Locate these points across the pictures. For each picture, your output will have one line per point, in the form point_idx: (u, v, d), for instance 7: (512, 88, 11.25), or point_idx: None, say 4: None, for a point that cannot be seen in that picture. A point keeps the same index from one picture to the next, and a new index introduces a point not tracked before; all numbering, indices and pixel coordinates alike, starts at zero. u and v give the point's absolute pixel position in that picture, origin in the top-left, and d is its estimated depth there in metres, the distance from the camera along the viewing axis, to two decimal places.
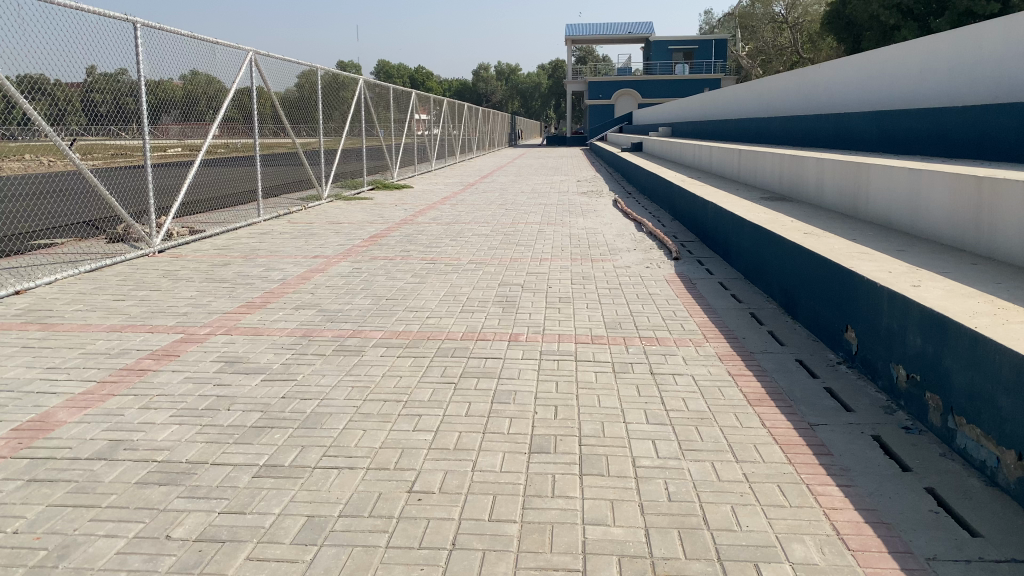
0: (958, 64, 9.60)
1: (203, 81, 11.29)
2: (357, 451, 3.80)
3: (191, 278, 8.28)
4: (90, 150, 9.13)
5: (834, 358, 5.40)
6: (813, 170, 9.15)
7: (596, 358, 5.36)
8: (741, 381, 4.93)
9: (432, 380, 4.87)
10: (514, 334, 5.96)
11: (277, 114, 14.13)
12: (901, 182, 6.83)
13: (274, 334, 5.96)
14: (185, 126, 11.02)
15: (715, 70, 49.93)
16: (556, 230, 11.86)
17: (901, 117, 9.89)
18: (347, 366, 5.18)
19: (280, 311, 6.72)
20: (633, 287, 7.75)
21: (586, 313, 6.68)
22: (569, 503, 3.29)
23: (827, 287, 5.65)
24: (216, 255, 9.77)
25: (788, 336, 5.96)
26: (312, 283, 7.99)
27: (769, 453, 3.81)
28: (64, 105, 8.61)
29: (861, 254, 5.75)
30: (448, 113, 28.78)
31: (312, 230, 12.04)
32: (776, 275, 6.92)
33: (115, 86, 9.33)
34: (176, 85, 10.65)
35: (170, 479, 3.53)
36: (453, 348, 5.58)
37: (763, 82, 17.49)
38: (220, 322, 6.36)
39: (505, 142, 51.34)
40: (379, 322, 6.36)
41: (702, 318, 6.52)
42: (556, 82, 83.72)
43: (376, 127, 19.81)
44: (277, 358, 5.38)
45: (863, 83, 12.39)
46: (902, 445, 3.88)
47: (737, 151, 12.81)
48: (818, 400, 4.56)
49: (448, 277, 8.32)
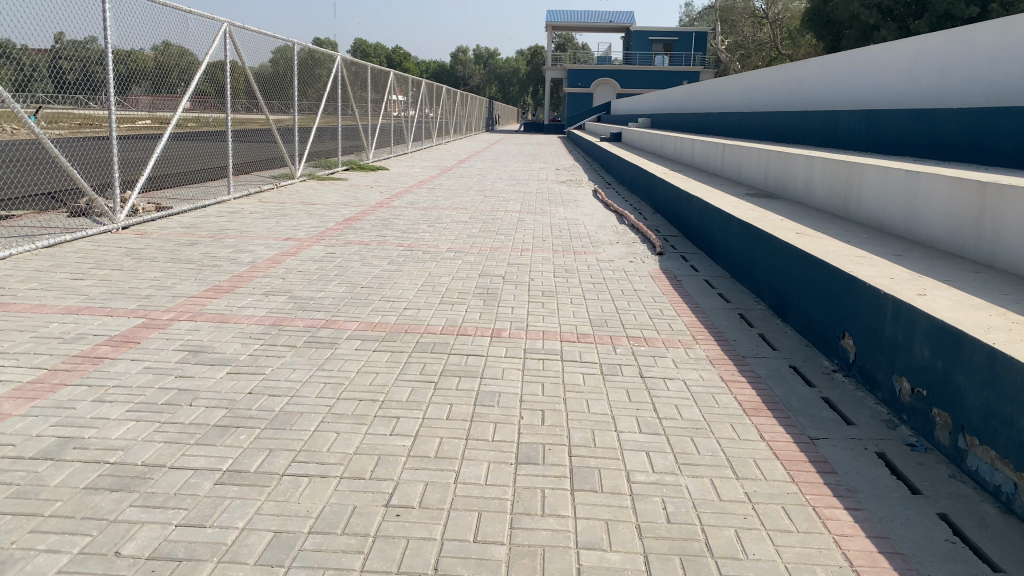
0: (951, 66, 9.45)
1: (175, 53, 10.88)
2: (329, 457, 3.51)
3: (156, 258, 7.88)
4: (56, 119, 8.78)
5: (829, 365, 5.21)
6: (802, 167, 8.97)
7: (583, 359, 5.11)
8: (735, 388, 4.70)
9: (410, 378, 4.58)
10: (495, 330, 5.70)
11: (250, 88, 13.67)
12: (897, 185, 6.65)
13: (241, 322, 5.63)
14: (156, 98, 10.59)
15: (695, 63, 49.88)
16: (536, 219, 11.59)
17: (891, 118, 9.75)
18: (320, 359, 4.88)
19: (249, 297, 6.38)
20: (618, 282, 7.51)
21: (570, 309, 6.42)
22: (561, 523, 3.04)
23: (823, 291, 5.44)
24: (183, 234, 9.36)
25: (779, 340, 5.76)
26: (283, 267, 7.66)
27: (771, 470, 3.58)
28: (29, 72, 8.27)
29: (860, 257, 5.55)
30: (426, 95, 28.31)
31: (284, 211, 11.65)
32: (766, 275, 6.72)
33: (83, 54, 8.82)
34: (148, 56, 10.24)
35: (122, 485, 3.20)
36: (432, 343, 5.30)
37: (747, 76, 17.36)
38: (184, 306, 6.01)
39: (482, 127, 50.92)
40: (354, 311, 6.06)
41: (690, 317, 6.29)
42: (535, 68, 83.21)
43: (352, 107, 19.37)
44: (245, 349, 5.05)
45: (851, 82, 12.25)
46: (908, 466, 3.68)
47: (721, 145, 12.61)
48: (816, 411, 4.35)
49: (425, 265, 8.02)
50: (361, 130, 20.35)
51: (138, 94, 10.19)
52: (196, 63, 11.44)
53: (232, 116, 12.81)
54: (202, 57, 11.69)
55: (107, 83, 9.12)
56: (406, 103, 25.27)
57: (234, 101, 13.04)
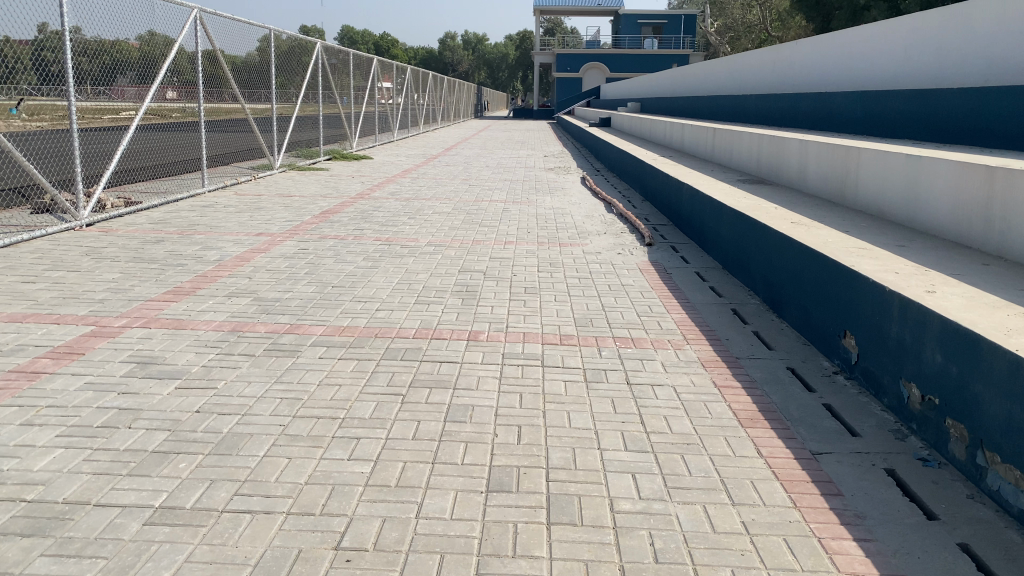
0: (949, 44, 9.09)
1: (160, 43, 10.74)
2: (277, 490, 3.14)
3: (117, 257, 7.45)
4: (40, 111, 8.63)
5: (829, 366, 4.86)
6: (797, 151, 8.59)
7: (565, 364, 4.73)
8: (729, 394, 4.33)
9: (375, 391, 4.20)
10: (473, 333, 5.31)
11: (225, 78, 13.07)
12: (897, 170, 6.29)
13: (198, 328, 5.23)
14: (142, 89, 10.41)
15: (684, 45, 49.32)
16: (521, 209, 11.18)
17: (888, 100, 9.38)
18: (278, 370, 4.48)
19: (210, 300, 5.97)
20: (604, 277, 7.13)
21: (553, 307, 6.03)
22: (535, 567, 2.67)
23: (822, 286, 5.08)
24: (150, 230, 8.93)
25: (775, 338, 5.39)
26: (252, 265, 7.25)
27: (770, 493, 3.23)
28: (12, 63, 8.16)
29: (860, 249, 5.19)
30: (411, 82, 27.76)
31: (260, 204, 11.20)
32: (761, 267, 6.35)
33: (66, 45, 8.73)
34: (134, 46, 10.15)
35: (36, 530, 2.82)
36: (403, 349, 4.91)
37: (738, 58, 16.96)
38: (139, 312, 5.60)
39: (470, 114, 50.41)
40: (322, 314, 5.66)
41: (680, 314, 5.92)
42: (524, 54, 82.42)
43: (335, 95, 18.82)
44: (198, 360, 4.65)
45: (844, 63, 11.88)
46: (922, 486, 3.33)
47: (712, 129, 12.23)
48: (818, 421, 4.00)
49: (403, 261, 7.62)
50: (344, 118, 19.84)
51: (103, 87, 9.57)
52: (162, 52, 10.78)
53: (205, 106, 12.30)
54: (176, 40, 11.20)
55: (65, 75, 8.52)
56: (392, 91, 24.74)
57: (209, 91, 12.50)
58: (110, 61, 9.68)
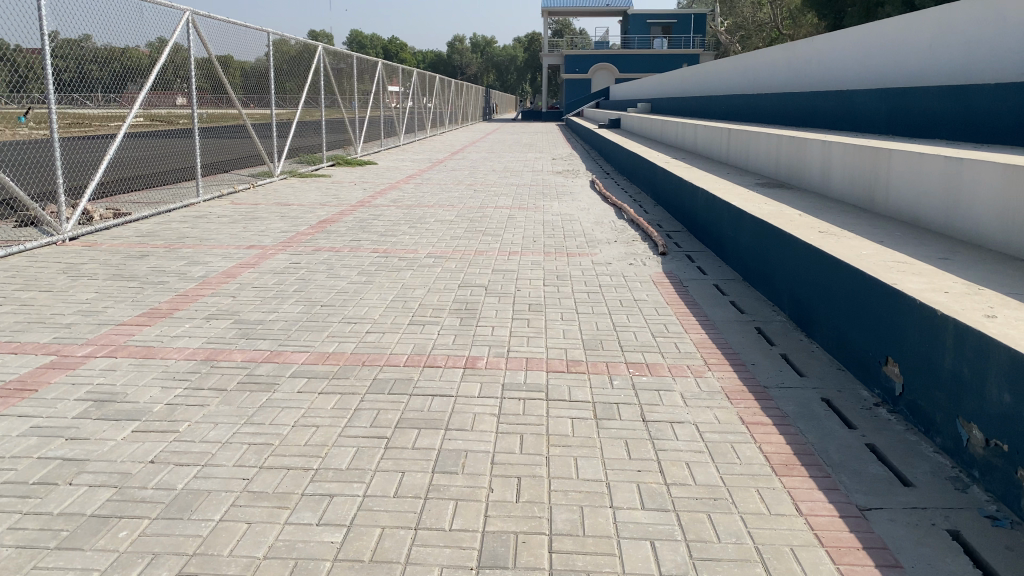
0: (978, 36, 8.54)
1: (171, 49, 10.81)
2: (229, 567, 2.65)
3: (95, 275, 7.00)
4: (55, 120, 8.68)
5: (869, 397, 4.33)
6: (820, 153, 8.06)
7: (572, 397, 4.22)
8: (759, 434, 3.81)
9: (356, 434, 3.70)
10: (471, 360, 4.80)
11: (219, 82, 12.48)
12: (933, 174, 5.77)
13: (169, 358, 4.77)
14: (154, 96, 10.51)
15: (694, 45, 48.70)
16: (527, 216, 10.69)
17: (916, 97, 8.85)
18: (250, 409, 4.00)
19: (187, 323, 5.49)
20: (615, 291, 6.62)
21: (560, 328, 5.52)
22: None
23: (858, 305, 4.56)
24: (137, 244, 8.48)
25: (806, 363, 4.87)
26: (238, 282, 6.79)
27: (816, 566, 2.71)
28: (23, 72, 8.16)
29: (900, 264, 4.67)
30: (419, 85, 27.32)
31: (255, 214, 10.77)
32: (787, 281, 5.82)
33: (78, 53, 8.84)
34: (145, 53, 10.19)
35: None
36: (391, 381, 4.41)
37: (751, 56, 16.45)
38: (106, 339, 5.13)
39: (478, 117, 50.00)
40: (306, 339, 5.17)
41: (699, 335, 5.41)
42: (532, 56, 82.09)
43: (338, 99, 18.25)
44: (163, 397, 4.17)
45: (865, 59, 11.35)
46: (995, 552, 2.81)
47: (726, 130, 11.71)
48: (864, 466, 3.48)
49: (400, 275, 7.14)
50: (349, 123, 19.36)
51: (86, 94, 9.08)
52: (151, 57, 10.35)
53: (199, 112, 11.83)
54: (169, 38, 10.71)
55: (47, 83, 8.07)
56: (398, 95, 24.28)
57: (202, 96, 11.97)
58: (120, 68, 9.75)
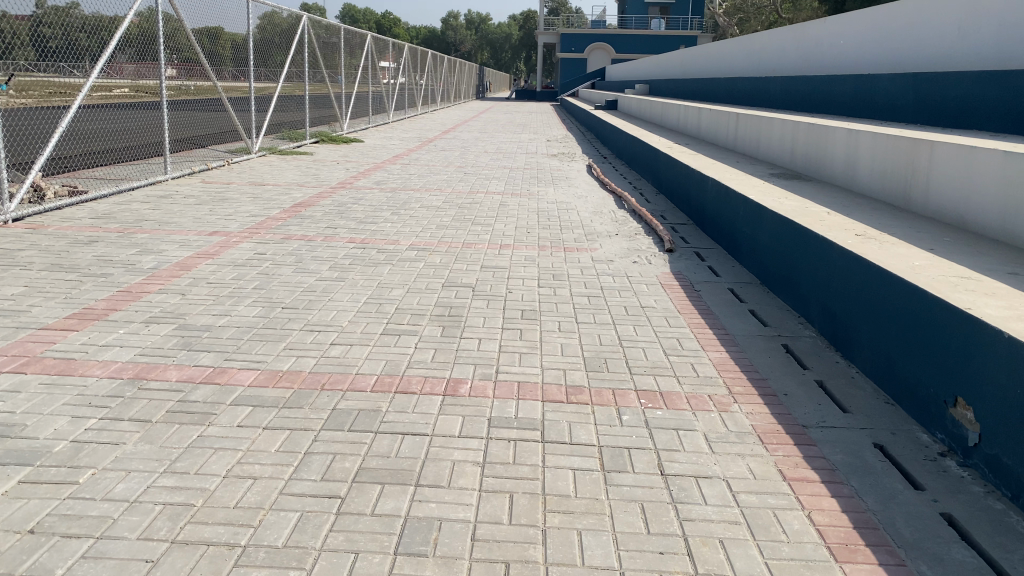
0: (1014, 17, 7.76)
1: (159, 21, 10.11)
2: None
3: (31, 264, 6.17)
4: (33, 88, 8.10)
5: (929, 442, 3.60)
6: (845, 142, 7.28)
7: (574, 438, 3.47)
8: (805, 496, 3.07)
9: (303, 491, 2.94)
10: (451, 384, 4.02)
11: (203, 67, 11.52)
12: (988, 174, 5.01)
13: (90, 375, 3.98)
14: (141, 67, 9.78)
15: (692, 26, 47.54)
16: (520, 203, 9.91)
17: (947, 83, 8.08)
18: (172, 453, 3.21)
19: (121, 329, 4.69)
20: (620, 295, 5.87)
21: (557, 342, 4.75)
22: None
23: (913, 327, 3.81)
24: (88, 227, 7.66)
25: (847, 395, 4.12)
26: (191, 276, 5.99)
27: None
28: (9, 38, 7.67)
29: (964, 280, 3.92)
30: (411, 62, 26.34)
31: (225, 195, 9.92)
32: (818, 290, 5.06)
33: (65, 20, 8.34)
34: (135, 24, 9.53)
35: None
36: (354, 413, 3.63)
37: (757, 38, 15.61)
38: (20, 347, 4.33)
39: (471, 95, 49.10)
40: (259, 352, 4.39)
41: (718, 354, 4.66)
42: (527, 34, 80.79)
43: (325, 73, 17.25)
44: (70, 430, 3.38)
45: (884, 43, 10.54)
46: None
47: (735, 116, 10.93)
48: (948, 550, 2.74)
49: (376, 271, 6.36)
50: (335, 99, 18.37)
51: (65, 62, 8.40)
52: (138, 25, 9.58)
53: (181, 83, 10.98)
54: (158, 8, 9.95)
55: None
56: (388, 70, 23.32)
57: (186, 72, 11.12)
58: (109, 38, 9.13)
